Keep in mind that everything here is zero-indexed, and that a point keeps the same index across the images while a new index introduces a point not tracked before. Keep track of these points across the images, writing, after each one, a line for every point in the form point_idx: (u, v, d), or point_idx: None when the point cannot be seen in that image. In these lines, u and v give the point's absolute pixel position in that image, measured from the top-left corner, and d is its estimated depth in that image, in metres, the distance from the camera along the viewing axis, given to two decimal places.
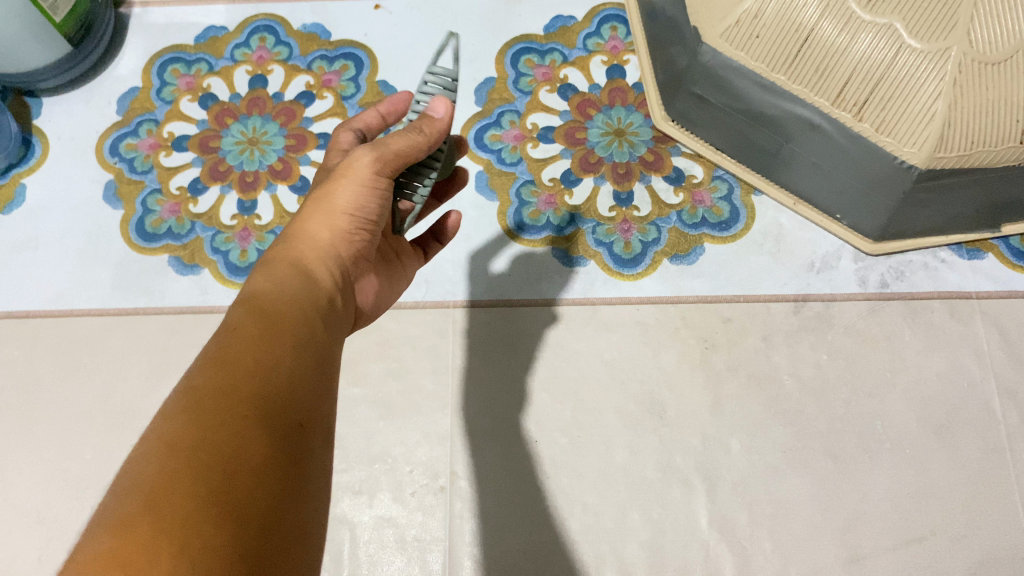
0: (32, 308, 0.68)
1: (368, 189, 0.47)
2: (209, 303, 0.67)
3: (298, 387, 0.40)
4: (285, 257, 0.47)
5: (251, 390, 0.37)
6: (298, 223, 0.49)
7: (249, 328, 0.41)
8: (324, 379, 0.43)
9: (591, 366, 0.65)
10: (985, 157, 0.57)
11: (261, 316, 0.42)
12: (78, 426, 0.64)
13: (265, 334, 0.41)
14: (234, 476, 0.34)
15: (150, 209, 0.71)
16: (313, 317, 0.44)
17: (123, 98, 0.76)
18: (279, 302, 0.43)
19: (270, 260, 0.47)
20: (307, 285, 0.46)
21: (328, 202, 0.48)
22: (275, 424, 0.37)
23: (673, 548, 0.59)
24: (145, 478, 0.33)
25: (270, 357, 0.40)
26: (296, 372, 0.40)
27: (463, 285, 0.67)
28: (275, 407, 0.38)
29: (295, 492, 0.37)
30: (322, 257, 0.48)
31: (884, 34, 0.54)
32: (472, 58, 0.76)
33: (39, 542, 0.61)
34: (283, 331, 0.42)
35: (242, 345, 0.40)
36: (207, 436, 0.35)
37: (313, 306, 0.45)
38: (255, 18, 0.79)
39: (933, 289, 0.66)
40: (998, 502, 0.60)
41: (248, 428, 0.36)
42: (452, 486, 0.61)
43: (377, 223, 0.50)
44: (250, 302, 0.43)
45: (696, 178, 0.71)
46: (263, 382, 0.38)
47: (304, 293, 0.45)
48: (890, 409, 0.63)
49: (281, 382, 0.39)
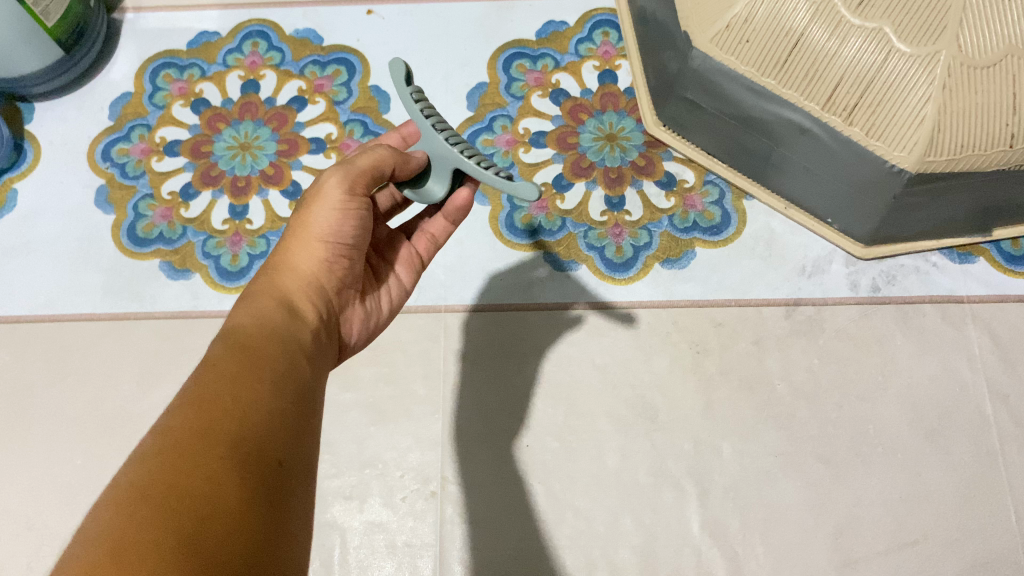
0: (23, 313, 0.68)
1: (342, 210, 0.49)
2: (200, 307, 0.67)
3: (277, 426, 0.39)
4: (267, 288, 0.47)
5: (227, 432, 0.37)
6: (279, 257, 0.50)
7: (228, 366, 0.40)
8: (304, 416, 0.42)
9: (583, 370, 0.64)
10: (974, 161, 0.57)
11: (241, 351, 0.42)
12: (68, 431, 0.64)
13: (244, 371, 0.40)
14: (204, 521, 0.33)
15: (141, 214, 0.71)
16: (295, 351, 0.44)
17: (116, 103, 0.76)
18: (257, 333, 0.43)
19: (252, 292, 0.47)
20: (287, 314, 0.45)
21: (308, 231, 0.49)
22: (253, 466, 0.37)
23: (665, 553, 0.59)
24: (112, 526, 0.32)
25: (248, 395, 0.39)
26: (275, 410, 0.40)
27: (455, 290, 0.67)
28: (253, 448, 0.37)
29: (270, 535, 0.36)
30: (303, 286, 0.48)
31: (873, 39, 0.54)
32: (465, 63, 0.76)
33: (28, 548, 0.60)
34: (262, 367, 0.41)
35: (220, 384, 0.39)
36: (178, 480, 0.34)
37: (293, 337, 0.44)
38: (248, 23, 0.79)
39: (924, 293, 0.66)
40: (991, 506, 0.60)
41: (222, 471, 0.35)
42: (443, 492, 0.61)
43: (354, 247, 0.51)
44: (228, 337, 0.43)
45: (687, 183, 0.71)
46: (238, 422, 0.38)
47: (285, 324, 0.45)
48: (882, 412, 0.63)
49: (256, 422, 0.38)
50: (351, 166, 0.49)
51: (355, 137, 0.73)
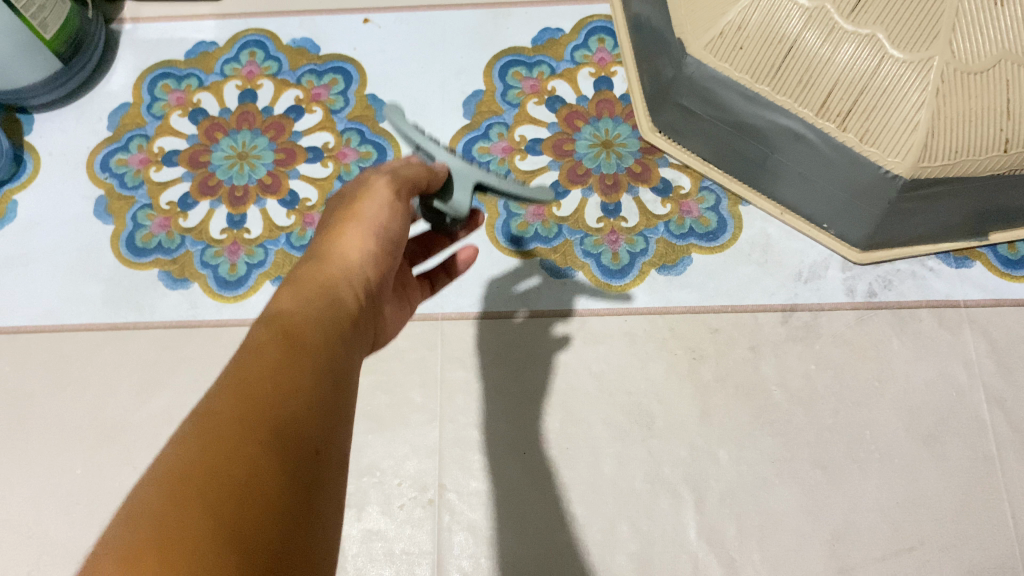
0: (24, 323, 0.68)
1: (391, 211, 0.48)
2: (198, 317, 0.68)
3: (316, 415, 0.38)
4: (311, 278, 0.45)
5: (269, 418, 0.35)
6: (322, 246, 0.48)
7: (272, 350, 0.39)
8: (340, 406, 0.40)
9: (579, 378, 0.65)
10: (969, 166, 0.57)
11: (286, 337, 0.40)
12: (68, 441, 0.64)
13: (287, 356, 0.39)
14: (245, 507, 0.32)
15: (140, 224, 0.71)
16: (337, 337, 0.42)
17: (114, 114, 0.77)
18: (303, 321, 0.42)
19: (294, 278, 0.45)
20: (333, 301, 0.44)
21: (353, 224, 0.48)
22: (293, 452, 0.35)
23: (662, 560, 0.59)
24: (154, 507, 0.31)
25: (289, 381, 0.38)
26: (314, 396, 0.38)
27: (452, 296, 0.68)
28: (293, 435, 0.36)
29: (304, 525, 0.34)
30: (347, 276, 0.46)
31: (866, 44, 0.54)
32: (461, 71, 0.77)
33: (28, 557, 0.61)
34: (306, 352, 0.40)
35: (261, 368, 0.37)
36: (222, 466, 0.33)
37: (337, 325, 0.43)
38: (245, 33, 0.79)
39: (921, 298, 0.66)
40: (987, 511, 0.60)
41: (262, 456, 0.34)
42: (440, 499, 0.62)
43: (396, 248, 0.50)
44: (273, 322, 0.41)
45: (683, 189, 0.71)
46: (278, 409, 0.36)
47: (331, 311, 0.43)
48: (879, 418, 0.63)
49: (297, 409, 0.37)
50: (397, 173, 0.49)
51: (352, 146, 0.74)
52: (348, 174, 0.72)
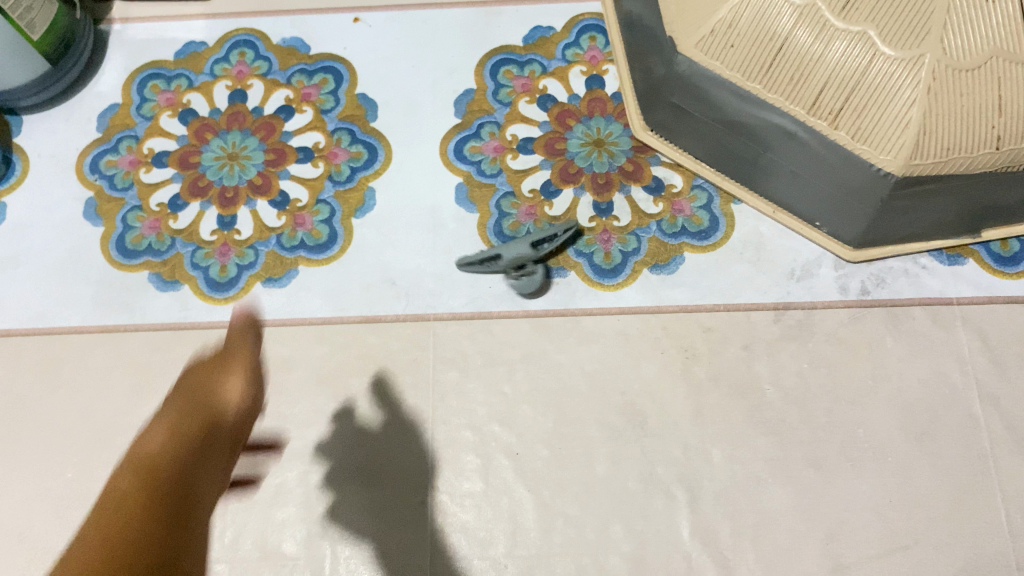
0: (14, 326, 0.68)
1: (243, 342, 0.62)
2: (189, 318, 0.67)
3: (155, 541, 0.44)
4: (178, 403, 0.57)
5: (124, 537, 0.42)
6: (211, 384, 0.60)
7: (134, 479, 0.49)
8: (176, 536, 0.45)
9: (572, 378, 0.64)
10: (962, 163, 0.57)
11: (146, 470, 0.50)
12: (59, 445, 0.64)
13: (153, 483, 0.48)
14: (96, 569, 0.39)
15: (130, 226, 0.71)
16: (186, 454, 0.52)
17: (104, 115, 0.76)
18: (162, 456, 0.51)
19: (182, 411, 0.57)
20: (171, 436, 0.53)
21: (239, 356, 0.62)
22: (122, 552, 0.41)
23: (655, 560, 0.59)
24: (89, 558, 0.39)
25: (124, 506, 0.45)
26: (134, 512, 0.45)
27: (444, 297, 0.67)
28: (119, 544, 0.42)
29: None
30: (228, 409, 0.58)
31: (858, 42, 0.54)
32: (452, 70, 0.76)
33: (20, 561, 0.61)
34: (157, 474, 0.49)
35: (128, 480, 0.48)
36: (107, 533, 0.42)
37: (190, 446, 0.53)
38: (235, 33, 0.79)
39: (914, 296, 0.66)
40: (981, 509, 0.60)
41: (142, 532, 0.43)
42: (433, 501, 0.61)
43: (243, 400, 0.59)
44: (137, 464, 0.50)
45: (675, 188, 0.71)
46: (128, 530, 0.43)
47: (181, 438, 0.53)
48: (872, 416, 0.63)
49: (120, 535, 0.42)
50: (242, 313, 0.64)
51: (343, 146, 0.73)
52: (339, 175, 0.72)
